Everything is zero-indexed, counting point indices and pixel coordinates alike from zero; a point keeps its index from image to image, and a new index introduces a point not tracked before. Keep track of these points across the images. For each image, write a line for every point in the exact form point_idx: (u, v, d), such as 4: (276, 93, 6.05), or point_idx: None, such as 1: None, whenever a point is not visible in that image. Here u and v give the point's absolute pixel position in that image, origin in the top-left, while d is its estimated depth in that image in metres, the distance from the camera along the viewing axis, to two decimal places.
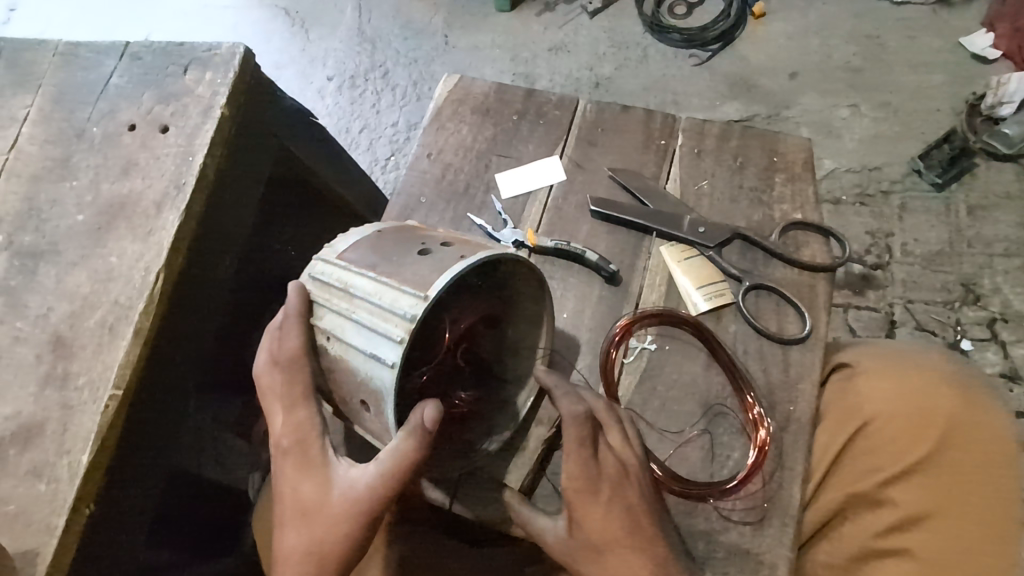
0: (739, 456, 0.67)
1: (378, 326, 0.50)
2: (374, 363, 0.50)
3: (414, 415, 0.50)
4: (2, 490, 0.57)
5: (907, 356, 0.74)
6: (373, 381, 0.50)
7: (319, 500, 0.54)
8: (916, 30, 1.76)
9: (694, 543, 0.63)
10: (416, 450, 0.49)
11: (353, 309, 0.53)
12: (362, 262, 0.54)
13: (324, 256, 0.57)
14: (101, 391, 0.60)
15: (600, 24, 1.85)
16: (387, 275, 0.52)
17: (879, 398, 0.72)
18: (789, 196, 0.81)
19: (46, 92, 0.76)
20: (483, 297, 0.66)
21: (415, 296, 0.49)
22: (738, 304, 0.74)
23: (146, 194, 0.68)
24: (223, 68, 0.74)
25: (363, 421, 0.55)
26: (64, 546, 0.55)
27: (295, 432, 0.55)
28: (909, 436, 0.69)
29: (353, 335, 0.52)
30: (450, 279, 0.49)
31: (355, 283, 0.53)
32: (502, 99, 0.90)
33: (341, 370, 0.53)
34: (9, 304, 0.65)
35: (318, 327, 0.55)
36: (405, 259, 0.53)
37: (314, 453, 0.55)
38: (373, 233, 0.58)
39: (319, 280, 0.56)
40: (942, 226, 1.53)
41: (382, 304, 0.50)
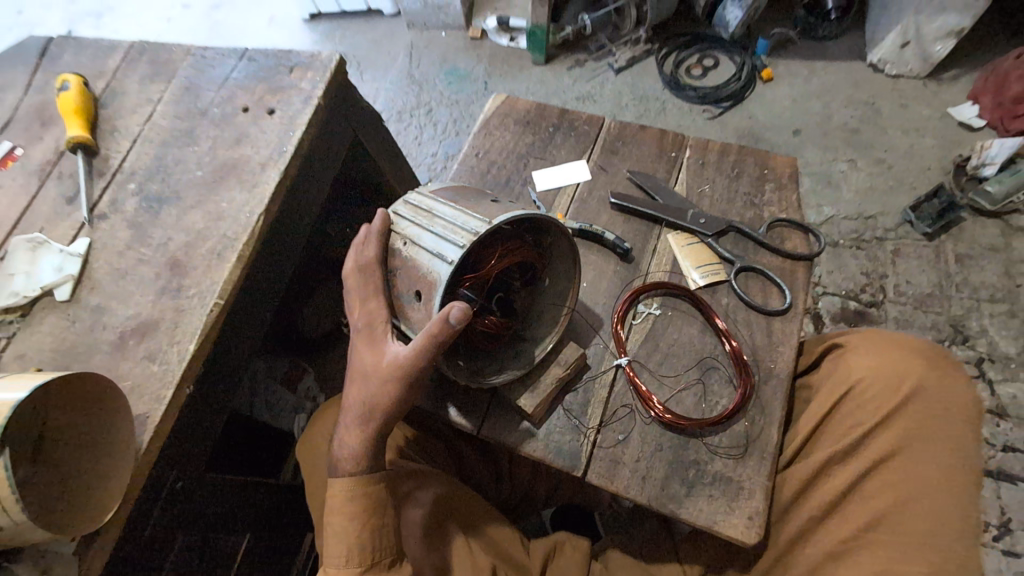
0: (727, 401, 0.79)
1: (448, 235, 0.64)
2: (438, 259, 0.64)
3: (441, 312, 0.59)
4: (122, 368, 0.72)
5: (886, 335, 0.88)
6: (433, 274, 0.64)
7: (374, 367, 0.66)
8: (908, 99, 1.96)
9: (687, 469, 0.75)
10: (444, 331, 0.59)
11: (431, 223, 0.67)
12: (447, 197, 0.71)
13: (419, 192, 0.73)
14: (207, 298, 0.75)
15: (623, 79, 2.09)
16: (464, 206, 0.68)
17: (863, 364, 0.85)
18: (777, 200, 0.96)
19: (177, 82, 0.97)
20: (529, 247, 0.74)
21: (482, 221, 0.64)
22: (731, 281, 0.88)
23: (253, 158, 0.86)
24: (321, 68, 0.93)
25: (414, 312, 0.68)
26: (169, 412, 0.69)
27: (369, 317, 0.68)
28: (886, 393, 0.81)
29: (427, 241, 0.66)
30: (512, 215, 0.63)
31: (438, 208, 0.69)
32: (542, 113, 1.09)
33: (409, 266, 0.67)
34: (138, 235, 0.82)
35: (397, 234, 0.70)
36: (480, 203, 0.69)
37: (380, 333, 0.67)
38: (457, 187, 0.75)
39: (411, 204, 0.72)
40: (932, 271, 1.66)
41: (455, 223, 0.65)
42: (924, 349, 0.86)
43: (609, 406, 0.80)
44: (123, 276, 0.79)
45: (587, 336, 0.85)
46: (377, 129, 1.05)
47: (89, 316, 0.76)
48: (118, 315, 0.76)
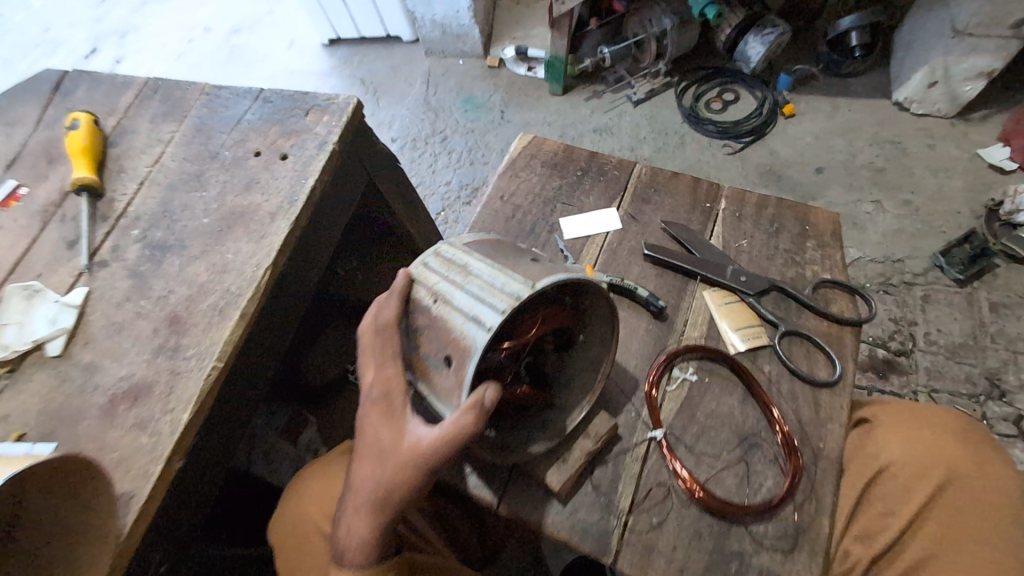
0: (772, 484, 0.72)
1: (485, 297, 0.59)
2: (473, 324, 0.58)
3: (475, 393, 0.53)
4: (111, 437, 0.67)
5: (912, 410, 0.83)
6: (466, 339, 0.57)
7: (391, 445, 0.58)
8: (935, 138, 1.90)
9: (728, 562, 0.68)
10: (474, 413, 0.52)
11: (465, 281, 0.62)
12: (482, 252, 0.66)
13: (452, 243, 0.69)
14: (204, 361, 0.70)
15: (642, 111, 2.06)
16: (502, 264, 0.63)
17: (891, 445, 0.79)
18: (819, 259, 0.90)
19: (189, 121, 0.94)
20: (568, 308, 0.67)
21: (524, 283, 0.58)
22: (774, 346, 0.82)
23: (263, 207, 0.82)
24: (339, 112, 0.89)
25: (441, 378, 0.60)
26: (156, 490, 0.63)
27: (387, 385, 0.60)
28: (916, 478, 0.75)
29: (460, 300, 0.61)
30: (558, 279, 0.58)
31: (474, 265, 0.64)
32: (569, 156, 1.05)
33: (439, 327, 0.61)
34: (138, 285, 0.78)
35: (427, 289, 0.65)
36: (519, 261, 0.64)
37: (398, 405, 0.59)
38: (492, 240, 0.71)
39: (446, 256, 0.67)
40: (965, 319, 1.58)
41: (494, 283, 0.60)
42: (957, 423, 0.80)
43: (641, 485, 0.72)
44: (119, 332, 0.75)
45: (619, 403, 0.78)
46: (393, 170, 1.01)
47: (81, 375, 0.72)
48: (110, 376, 0.71)
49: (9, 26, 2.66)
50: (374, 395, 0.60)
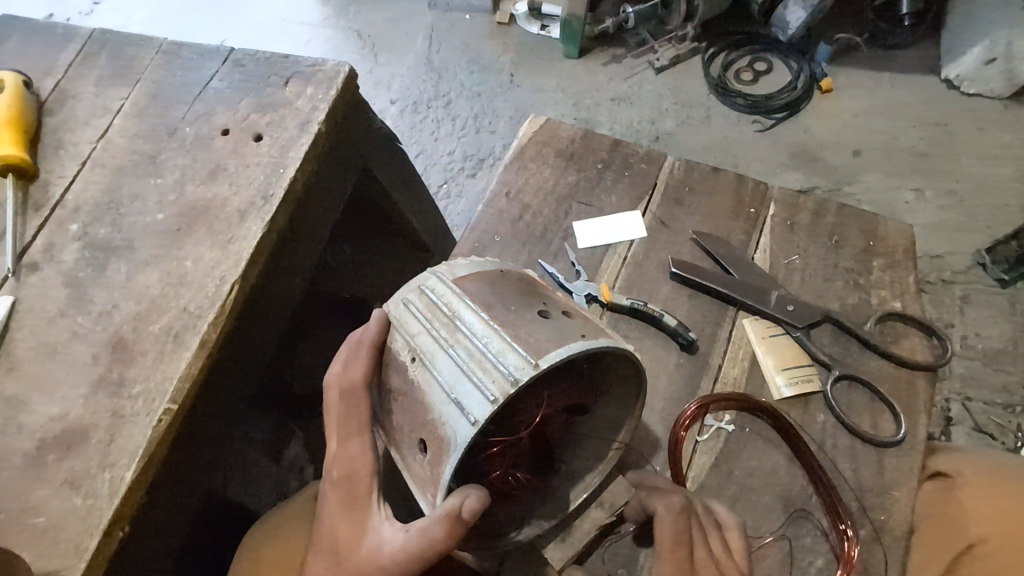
0: (823, 563, 0.62)
1: (472, 372, 0.46)
2: (454, 409, 0.45)
3: (452, 499, 0.44)
4: (36, 497, 0.53)
5: (1004, 465, 0.66)
6: (445, 427, 0.45)
7: (352, 542, 0.51)
8: (987, 122, 1.63)
9: None
10: (448, 526, 0.44)
11: (451, 341, 0.49)
12: (476, 294, 0.51)
13: (440, 275, 0.54)
14: (155, 403, 0.56)
15: (664, 80, 1.80)
16: (499, 321, 0.48)
17: (988, 515, 0.62)
18: (888, 282, 0.75)
19: (144, 87, 0.76)
20: (581, 382, 0.57)
21: (523, 358, 0.45)
22: (827, 394, 0.69)
23: (231, 202, 0.66)
24: (325, 84, 0.72)
25: (415, 465, 0.49)
26: (90, 572, 0.50)
27: (351, 467, 0.52)
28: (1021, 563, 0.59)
29: (442, 368, 0.48)
30: (567, 356, 0.44)
31: (463, 316, 0.49)
32: (588, 146, 0.90)
33: (415, 398, 0.49)
34: (75, 297, 0.63)
35: (404, 343, 0.52)
36: (522, 314, 0.50)
37: (364, 493, 0.52)
38: (494, 270, 0.56)
39: (428, 296, 0.52)
40: (1007, 323, 1.38)
41: (485, 351, 0.46)
42: None
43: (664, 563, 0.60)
44: (51, 356, 0.60)
45: (646, 456, 0.67)
46: (390, 151, 0.85)
47: (3, 411, 0.58)
48: (37, 415, 0.57)
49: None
50: (334, 479, 0.53)
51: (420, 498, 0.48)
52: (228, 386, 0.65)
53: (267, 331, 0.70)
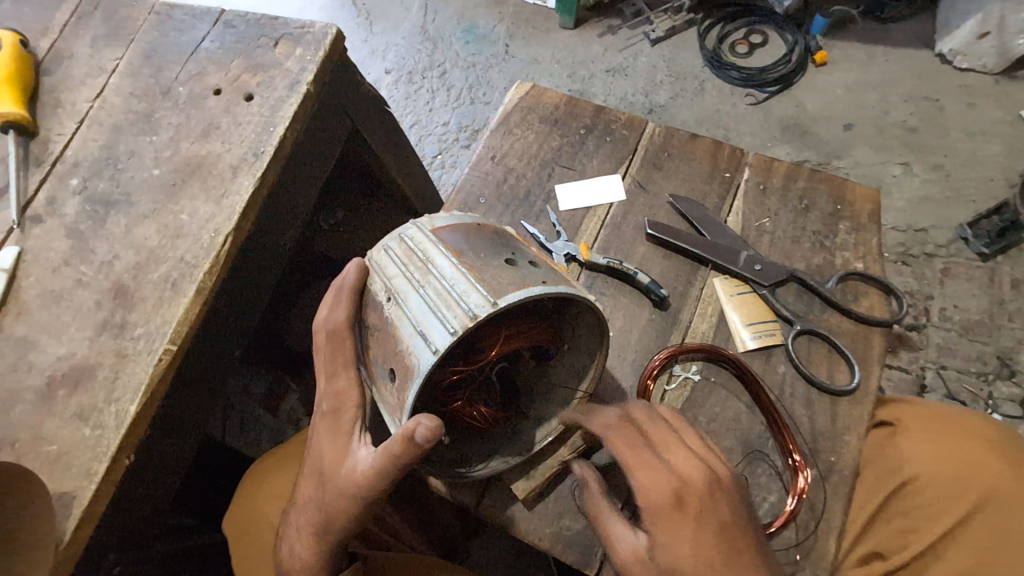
0: (776, 499, 0.66)
1: (438, 308, 0.50)
2: (419, 340, 0.49)
3: (409, 422, 0.48)
4: (48, 428, 0.58)
5: (942, 412, 0.70)
6: (411, 357, 0.50)
7: (334, 466, 0.55)
8: (976, 96, 1.64)
9: None
10: (409, 446, 0.49)
11: (422, 281, 0.53)
12: (450, 243, 0.55)
13: (419, 225, 0.58)
14: (156, 343, 0.61)
15: (659, 52, 1.80)
16: (468, 266, 0.52)
17: (921, 455, 0.66)
18: (852, 244, 0.79)
19: (137, 47, 0.79)
20: (548, 324, 0.58)
21: (484, 297, 0.49)
22: (788, 347, 0.73)
23: (223, 158, 0.69)
24: (313, 45, 0.75)
25: (387, 392, 0.53)
26: (101, 493, 0.55)
27: (336, 400, 0.57)
28: (947, 498, 0.63)
29: (413, 306, 0.52)
30: (524, 297, 0.48)
31: (436, 261, 0.54)
32: (572, 111, 0.92)
33: (388, 332, 0.53)
34: (78, 248, 0.67)
35: (383, 284, 0.56)
36: (491, 261, 0.54)
37: (347, 425, 0.56)
38: (470, 223, 0.60)
39: (406, 243, 0.57)
40: (985, 295, 1.42)
41: (451, 291, 0.50)
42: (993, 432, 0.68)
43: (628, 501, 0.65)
44: (57, 302, 0.64)
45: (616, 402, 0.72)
46: (379, 115, 0.87)
47: (14, 351, 0.62)
48: (47, 354, 0.62)
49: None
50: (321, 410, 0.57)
51: (390, 421, 0.53)
52: (224, 334, 0.69)
53: (260, 284, 0.74)
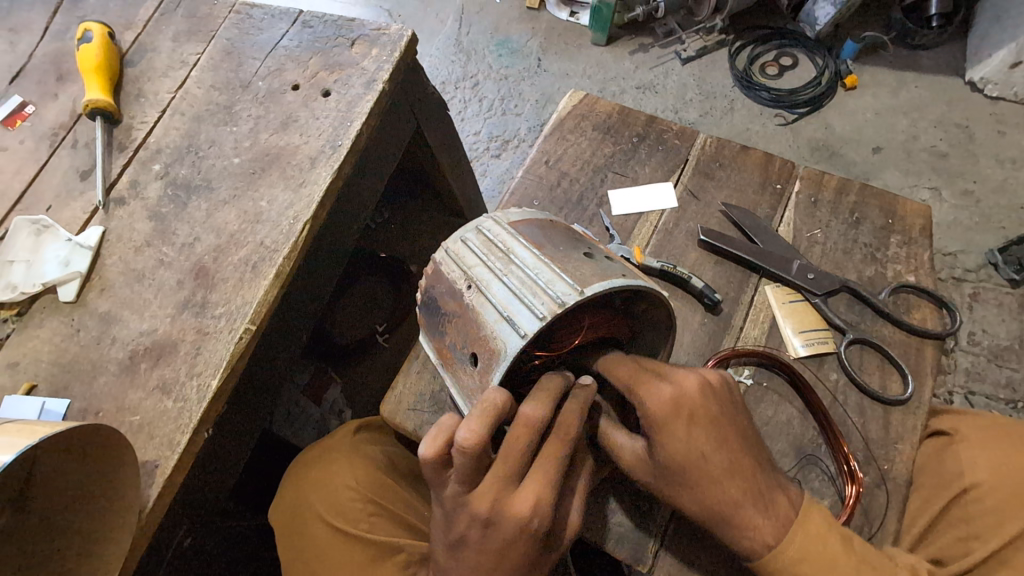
0: (829, 504, 0.67)
1: (524, 294, 0.52)
2: (505, 325, 0.52)
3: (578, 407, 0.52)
4: (132, 399, 0.60)
5: (1002, 424, 0.69)
6: (496, 340, 0.52)
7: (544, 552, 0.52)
8: (1008, 125, 1.65)
9: None
10: (577, 423, 0.51)
11: (505, 271, 0.55)
12: (530, 236, 0.58)
13: (497, 218, 0.60)
14: (237, 322, 0.63)
15: (690, 71, 1.83)
16: (550, 257, 0.55)
17: (981, 463, 0.66)
18: (904, 257, 0.80)
19: (218, 44, 0.82)
20: (619, 318, 0.59)
21: (570, 286, 0.51)
22: (841, 355, 0.74)
23: (301, 150, 0.72)
24: (389, 46, 0.78)
25: (465, 376, 0.56)
26: (182, 462, 0.58)
27: (511, 515, 0.48)
28: (1009, 507, 0.62)
29: (496, 293, 0.54)
30: (610, 287, 0.50)
31: (518, 252, 0.56)
32: (625, 120, 0.95)
33: (469, 318, 0.55)
34: (160, 229, 0.70)
35: (462, 272, 0.58)
36: (570, 253, 0.56)
37: (537, 527, 0.49)
38: (544, 219, 0.62)
39: (486, 235, 0.59)
40: (1014, 322, 1.42)
41: (536, 280, 0.52)
42: None
43: None
44: (140, 280, 0.67)
45: None
46: (440, 118, 0.90)
47: (99, 325, 0.65)
48: (130, 329, 0.64)
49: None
50: (488, 533, 0.49)
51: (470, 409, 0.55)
52: (292, 318, 0.72)
53: (327, 274, 0.76)
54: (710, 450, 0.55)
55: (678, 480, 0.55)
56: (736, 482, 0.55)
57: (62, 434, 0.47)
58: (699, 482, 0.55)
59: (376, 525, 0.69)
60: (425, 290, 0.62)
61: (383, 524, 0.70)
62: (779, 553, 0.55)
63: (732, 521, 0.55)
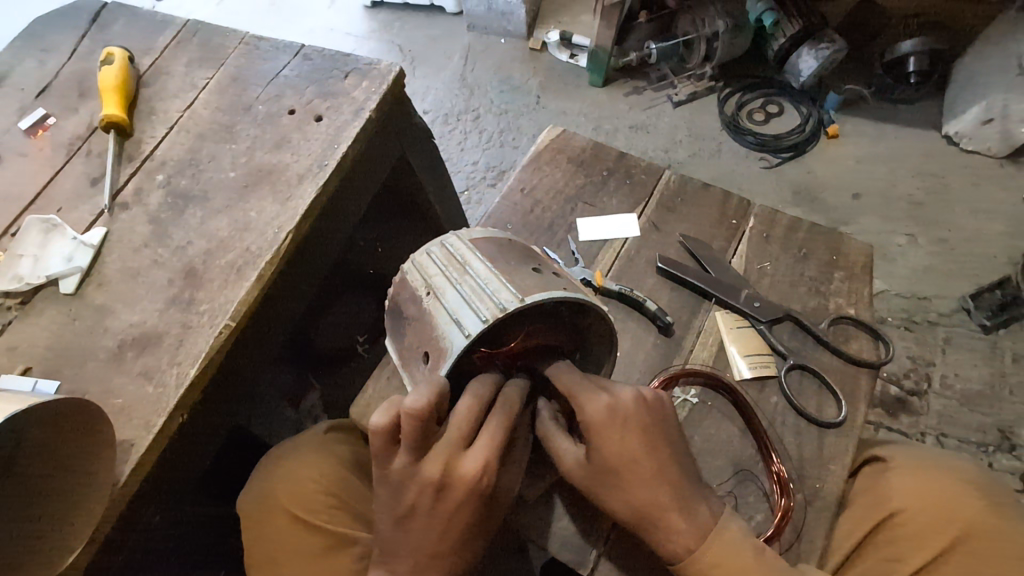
0: (762, 518, 0.71)
1: (473, 301, 0.58)
2: (454, 326, 0.58)
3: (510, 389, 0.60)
4: (116, 383, 0.66)
5: (931, 455, 0.74)
6: (446, 341, 0.58)
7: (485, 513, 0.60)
8: (981, 178, 1.68)
9: None
10: (518, 401, 0.59)
11: (460, 280, 0.61)
12: (486, 251, 0.64)
13: (459, 234, 0.67)
14: (218, 318, 0.69)
15: (681, 114, 1.92)
16: (501, 269, 0.61)
17: (908, 490, 0.71)
18: (845, 291, 0.86)
19: (226, 70, 0.91)
20: (564, 329, 0.65)
21: (513, 294, 0.57)
22: (781, 379, 0.79)
23: (292, 167, 0.80)
24: (379, 80, 0.86)
25: (418, 372, 0.62)
26: (155, 443, 0.63)
27: (457, 477, 0.56)
28: (929, 531, 0.68)
29: (450, 299, 0.61)
30: (547, 297, 0.56)
31: (473, 264, 0.62)
32: (597, 155, 1.02)
33: (426, 321, 0.62)
34: (157, 233, 0.77)
35: (423, 281, 0.65)
36: (520, 267, 0.62)
37: (481, 488, 0.57)
38: (502, 238, 0.68)
39: (447, 249, 0.66)
40: (985, 366, 1.44)
41: (485, 289, 0.59)
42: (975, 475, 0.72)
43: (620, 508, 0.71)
44: (134, 277, 0.73)
45: None
46: (425, 145, 0.98)
47: (93, 316, 0.71)
48: (121, 321, 0.70)
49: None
50: (437, 498, 0.57)
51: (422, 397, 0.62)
52: (272, 319, 0.77)
53: (308, 281, 0.83)
54: (640, 456, 0.59)
55: (611, 482, 0.60)
56: (663, 487, 0.60)
57: (53, 407, 0.53)
58: (628, 484, 0.60)
59: (334, 517, 0.74)
60: (391, 297, 0.69)
61: (342, 517, 0.75)
62: (696, 558, 0.59)
63: (658, 523, 0.60)
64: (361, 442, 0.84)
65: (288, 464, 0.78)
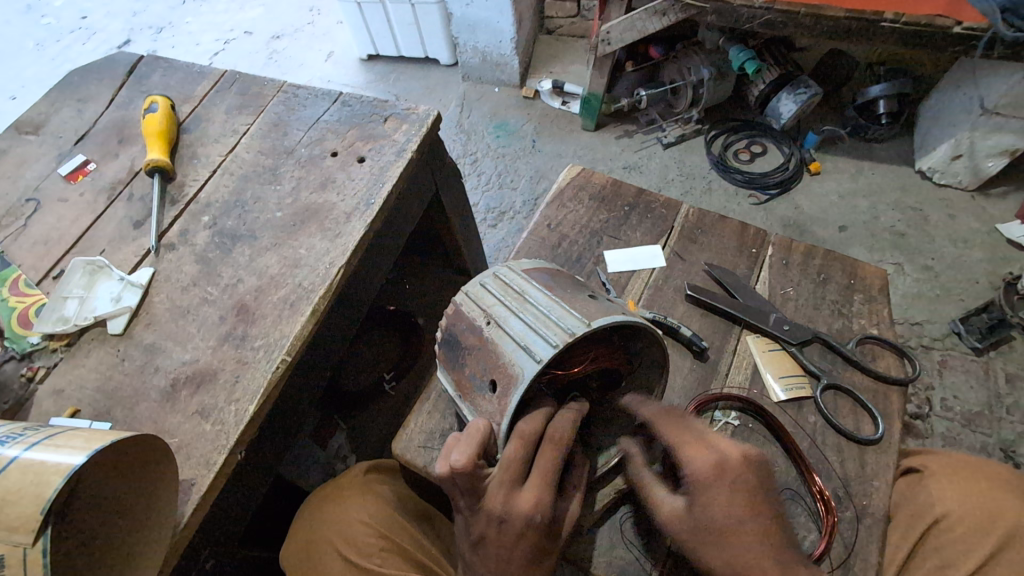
0: (815, 537, 0.72)
1: (538, 327, 0.60)
2: (523, 353, 0.60)
3: (570, 411, 0.62)
4: (171, 423, 0.65)
5: (963, 462, 0.78)
6: (515, 367, 0.60)
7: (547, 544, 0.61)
8: (956, 209, 1.79)
9: None
10: (568, 428, 0.60)
11: (522, 308, 0.64)
12: (541, 281, 0.67)
13: (512, 266, 0.70)
14: (274, 353, 0.70)
15: (672, 155, 2.02)
16: (561, 298, 0.63)
17: (950, 497, 0.74)
18: (866, 312, 0.90)
19: (265, 116, 0.94)
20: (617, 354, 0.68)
21: (579, 320, 0.59)
22: (817, 399, 0.82)
23: (338, 206, 0.82)
24: (417, 122, 0.90)
25: (484, 402, 0.63)
26: (216, 482, 0.62)
27: (512, 516, 0.57)
28: (977, 536, 0.70)
29: (514, 327, 0.62)
30: (613, 322, 0.58)
31: (532, 293, 0.65)
32: (617, 191, 1.07)
33: (489, 349, 0.64)
34: (206, 271, 0.77)
35: (482, 310, 0.67)
36: (578, 295, 0.65)
37: (537, 525, 0.57)
38: (551, 269, 0.72)
39: (502, 280, 0.68)
40: (981, 388, 1.48)
41: (549, 315, 0.61)
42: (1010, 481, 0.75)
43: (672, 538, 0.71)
44: (184, 315, 0.74)
45: None
46: (454, 183, 1.02)
47: (143, 355, 0.70)
48: (174, 359, 0.70)
49: (45, 9, 2.56)
50: (501, 532, 0.58)
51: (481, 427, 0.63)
52: (316, 355, 0.78)
53: (350, 317, 0.84)
54: (741, 519, 0.58)
55: (709, 538, 0.59)
56: (772, 552, 0.57)
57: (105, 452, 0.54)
58: (727, 545, 0.58)
59: (387, 561, 0.72)
60: (445, 329, 0.70)
61: (394, 560, 0.72)
62: None
63: None
64: (407, 483, 0.83)
65: (336, 506, 0.77)
